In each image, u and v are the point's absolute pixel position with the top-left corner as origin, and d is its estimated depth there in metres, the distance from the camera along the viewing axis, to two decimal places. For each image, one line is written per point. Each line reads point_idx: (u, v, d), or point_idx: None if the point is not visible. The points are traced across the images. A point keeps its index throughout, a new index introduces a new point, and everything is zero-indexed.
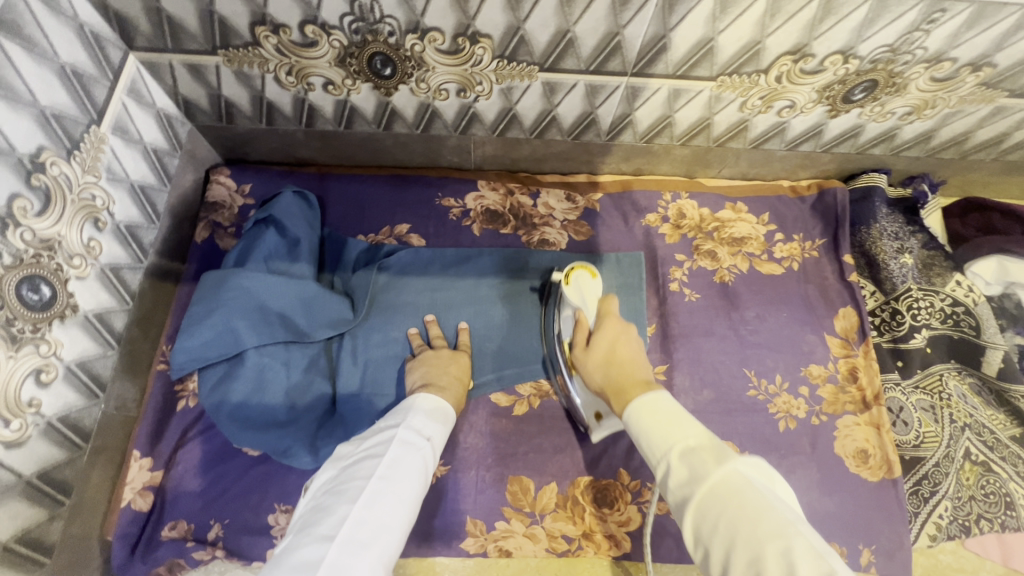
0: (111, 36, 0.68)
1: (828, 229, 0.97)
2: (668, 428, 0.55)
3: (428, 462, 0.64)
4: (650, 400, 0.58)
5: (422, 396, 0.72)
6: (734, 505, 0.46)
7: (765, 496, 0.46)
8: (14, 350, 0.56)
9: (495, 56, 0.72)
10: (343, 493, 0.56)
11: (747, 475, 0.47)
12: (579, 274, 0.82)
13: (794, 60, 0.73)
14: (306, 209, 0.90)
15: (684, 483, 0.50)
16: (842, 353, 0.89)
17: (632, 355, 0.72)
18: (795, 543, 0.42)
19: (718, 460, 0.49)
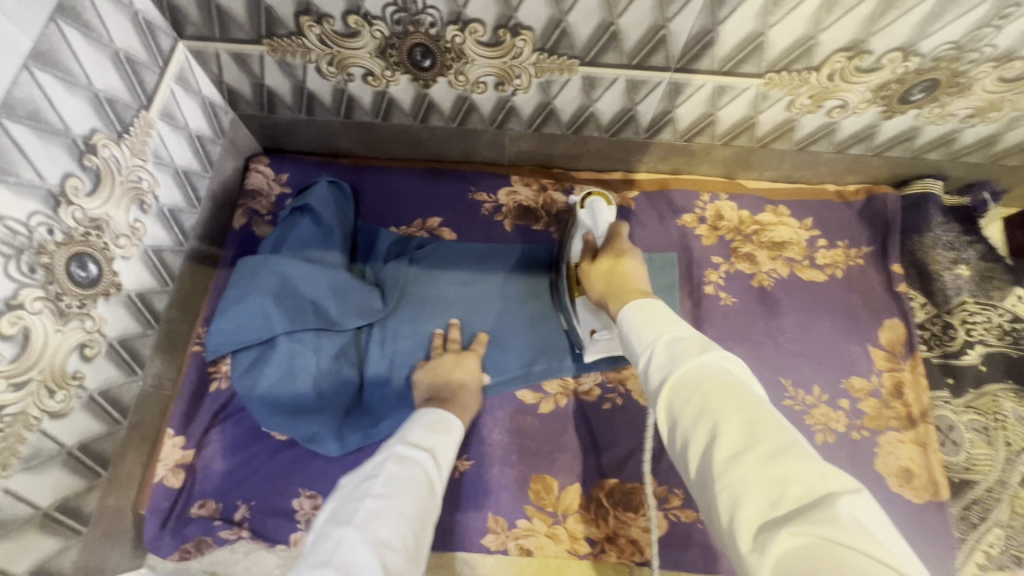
0: (162, 23, 0.70)
1: (877, 236, 0.92)
2: (658, 322, 0.52)
3: (433, 475, 0.59)
4: (648, 305, 0.55)
5: (421, 412, 0.68)
6: (710, 384, 0.42)
7: (743, 385, 0.42)
8: (61, 324, 0.58)
9: (536, 49, 0.71)
10: (341, 514, 0.51)
11: (729, 368, 0.44)
12: (594, 199, 0.79)
13: (849, 57, 0.69)
14: (341, 199, 0.92)
15: (661, 369, 0.46)
16: (887, 366, 0.85)
17: (635, 270, 0.69)
18: (766, 425, 0.38)
19: (701, 349, 0.46)
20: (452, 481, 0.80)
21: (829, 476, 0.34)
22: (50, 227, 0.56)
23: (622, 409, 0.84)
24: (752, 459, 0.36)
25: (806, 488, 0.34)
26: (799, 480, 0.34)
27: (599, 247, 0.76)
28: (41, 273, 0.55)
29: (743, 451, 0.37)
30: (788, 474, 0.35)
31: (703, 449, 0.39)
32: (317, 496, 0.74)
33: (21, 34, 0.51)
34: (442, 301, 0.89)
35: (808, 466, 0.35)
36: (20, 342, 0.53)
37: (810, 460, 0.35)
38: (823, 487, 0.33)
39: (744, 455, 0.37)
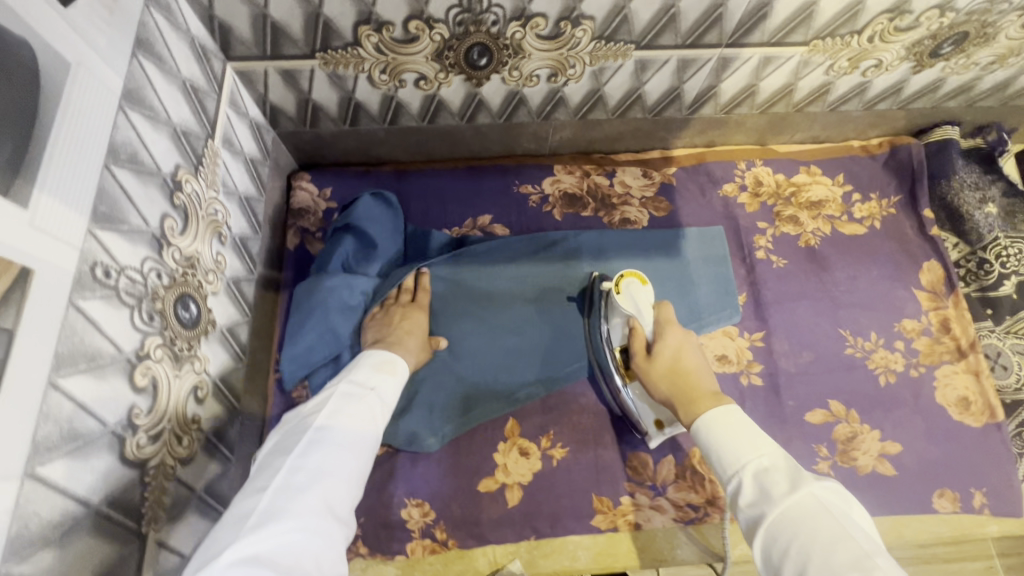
0: (213, 47, 0.67)
1: (905, 184, 0.98)
2: (742, 439, 0.57)
3: (378, 414, 0.61)
4: (722, 411, 0.60)
5: (370, 351, 0.68)
6: (809, 523, 0.48)
7: (840, 520, 0.47)
8: (179, 368, 0.57)
9: (594, 38, 0.72)
10: (286, 444, 0.54)
11: (823, 502, 0.49)
12: (629, 280, 0.80)
13: (890, 19, 0.73)
14: (387, 210, 0.88)
15: (754, 503, 0.53)
16: (931, 305, 0.91)
17: (697, 363, 0.72)
18: (874, 573, 0.43)
19: (792, 484, 0.51)
20: (552, 469, 0.82)
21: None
22: (159, 272, 0.54)
23: None
24: None
25: None
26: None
27: (652, 338, 0.76)
28: (158, 319, 0.53)
29: None
30: None
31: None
32: (424, 504, 0.79)
33: (114, 76, 0.49)
34: (506, 297, 0.89)
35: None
36: (151, 393, 0.52)
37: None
38: None
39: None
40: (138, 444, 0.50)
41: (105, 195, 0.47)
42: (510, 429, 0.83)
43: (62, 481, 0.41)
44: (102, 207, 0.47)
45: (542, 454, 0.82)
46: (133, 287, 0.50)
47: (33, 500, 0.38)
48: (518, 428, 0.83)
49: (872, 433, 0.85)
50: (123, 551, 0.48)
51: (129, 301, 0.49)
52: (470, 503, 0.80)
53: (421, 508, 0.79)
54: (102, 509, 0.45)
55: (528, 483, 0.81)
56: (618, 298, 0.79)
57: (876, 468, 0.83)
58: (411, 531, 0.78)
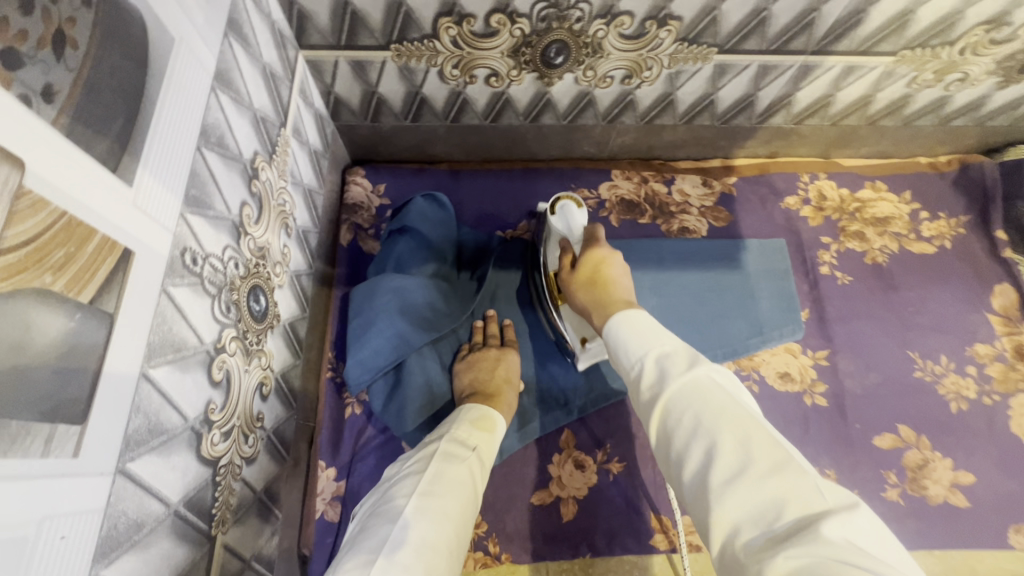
0: (290, 33, 0.66)
1: (976, 204, 0.95)
2: (650, 334, 0.52)
3: (479, 477, 0.57)
4: (632, 314, 0.55)
5: (466, 406, 0.65)
6: (699, 399, 0.44)
7: (734, 398, 0.43)
8: (248, 363, 0.54)
9: (678, 39, 0.70)
10: (388, 512, 0.49)
11: (718, 379, 0.45)
12: (565, 203, 0.76)
13: (987, 30, 0.70)
14: (438, 211, 0.85)
15: (654, 384, 0.48)
16: (1005, 330, 0.88)
17: (619, 277, 0.65)
18: (752, 429, 0.40)
19: (690, 363, 0.47)
20: (608, 483, 0.78)
21: (826, 491, 0.36)
22: (236, 260, 0.52)
23: (758, 396, 0.84)
24: (745, 476, 0.38)
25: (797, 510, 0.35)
26: (793, 498, 0.36)
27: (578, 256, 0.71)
28: (233, 311, 0.51)
29: (737, 467, 0.39)
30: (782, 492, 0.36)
31: (698, 470, 0.41)
32: (476, 515, 0.76)
33: (209, 55, 0.47)
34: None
35: (802, 481, 0.37)
36: (225, 388, 0.49)
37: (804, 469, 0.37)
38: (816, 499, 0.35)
39: (742, 474, 0.38)
40: (212, 442, 0.47)
41: (196, 178, 0.45)
42: (565, 441, 0.80)
43: (146, 478, 0.38)
44: (193, 190, 0.45)
45: (599, 469, 0.79)
46: (215, 276, 0.48)
47: (122, 498, 0.36)
48: (574, 440, 0.80)
49: (944, 462, 0.81)
50: (195, 555, 0.45)
51: (211, 289, 0.47)
52: (523, 516, 0.77)
53: (472, 520, 0.76)
54: (180, 509, 0.42)
55: (582, 497, 0.78)
56: (551, 219, 0.76)
57: (948, 499, 0.79)
58: None
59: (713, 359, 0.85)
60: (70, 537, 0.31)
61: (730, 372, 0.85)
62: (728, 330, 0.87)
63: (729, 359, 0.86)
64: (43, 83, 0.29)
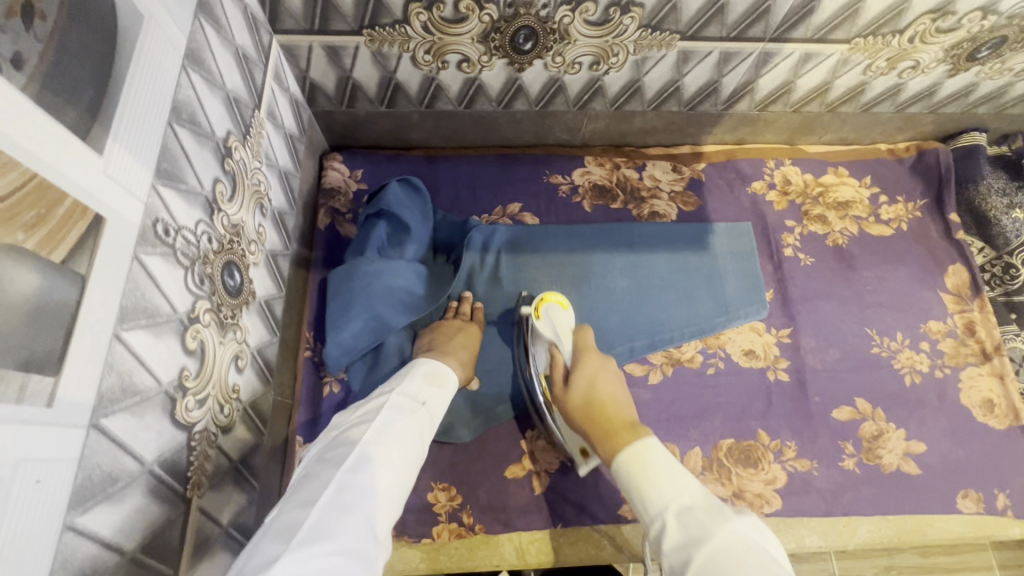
0: (263, 17, 0.67)
1: (932, 189, 0.99)
2: (666, 481, 0.57)
3: (426, 427, 0.61)
4: (642, 446, 0.61)
5: (420, 359, 0.68)
6: (734, 566, 0.48)
7: (765, 555, 0.49)
8: (222, 335, 0.56)
9: (641, 26, 0.72)
10: (333, 458, 0.52)
11: (743, 532, 0.51)
12: (549, 306, 0.81)
13: (934, 19, 0.74)
14: (414, 195, 0.87)
15: (680, 546, 0.53)
16: (957, 308, 0.92)
17: (614, 393, 0.73)
18: (761, 553, 0.49)
19: (714, 519, 0.52)
20: None
21: None
22: (209, 235, 0.53)
23: (724, 372, 0.88)
24: None
25: None
26: None
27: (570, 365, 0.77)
28: (207, 284, 0.53)
29: None
30: None
31: None
32: (451, 488, 0.79)
33: (179, 34, 0.48)
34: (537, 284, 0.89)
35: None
36: (199, 357, 0.51)
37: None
38: None
39: None
40: (186, 408, 0.49)
41: (167, 152, 0.46)
42: (538, 416, 0.83)
43: (120, 435, 0.40)
44: (164, 163, 0.46)
45: None
46: (188, 248, 0.50)
47: (95, 452, 0.37)
48: (546, 415, 0.83)
49: (898, 432, 0.85)
50: (171, 514, 0.47)
51: (184, 261, 0.49)
52: (497, 489, 0.79)
53: (448, 493, 0.78)
54: (154, 468, 0.44)
55: (554, 470, 0.81)
56: (538, 323, 0.79)
57: (901, 467, 0.83)
58: (437, 514, 0.77)
59: (681, 337, 0.89)
60: (45, 483, 0.33)
61: (697, 350, 0.89)
62: (696, 310, 0.90)
63: (696, 338, 0.89)
64: (12, 50, 0.31)
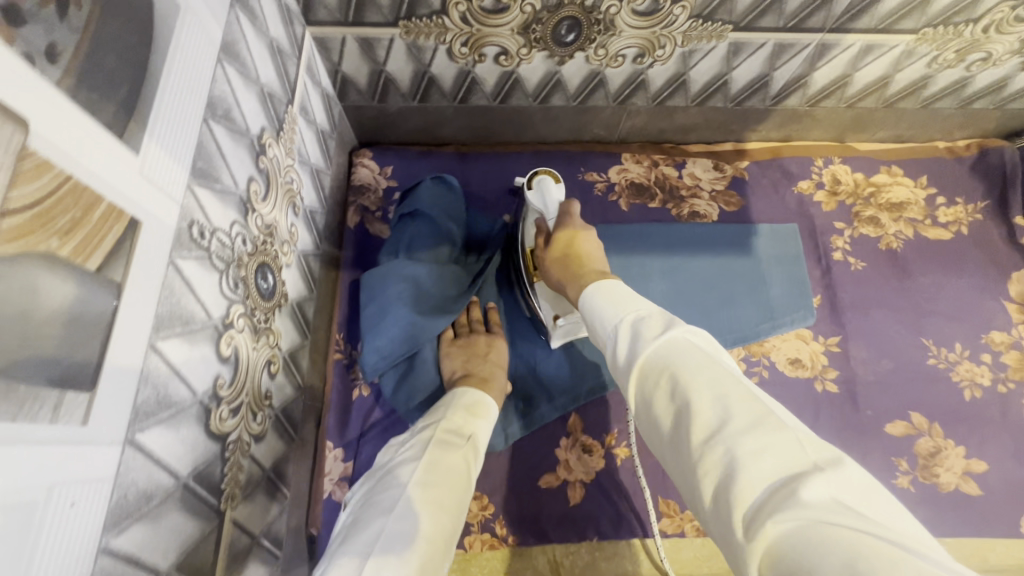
0: (296, 8, 0.65)
1: (995, 190, 0.93)
2: (626, 302, 0.50)
3: (474, 462, 0.57)
4: (608, 283, 0.54)
5: (459, 389, 0.66)
6: (674, 361, 0.41)
7: (711, 358, 0.40)
8: (256, 341, 0.54)
9: (692, 16, 0.68)
10: (382, 503, 0.50)
11: (696, 341, 0.42)
12: (542, 178, 0.77)
13: (1013, 6, 0.68)
14: (445, 195, 0.84)
15: (628, 350, 0.45)
16: (1022, 318, 0.86)
17: (591, 250, 0.66)
18: (738, 393, 0.37)
19: (664, 325, 0.44)
20: (615, 468, 0.78)
21: (809, 444, 0.33)
22: (243, 237, 0.51)
23: (768, 382, 0.83)
24: (723, 435, 0.35)
25: (781, 463, 0.32)
26: (778, 456, 0.33)
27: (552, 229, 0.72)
28: (241, 288, 0.50)
29: (716, 424, 0.36)
30: (764, 445, 0.33)
31: (678, 434, 0.38)
32: (483, 498, 0.76)
33: (215, 25, 0.46)
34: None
35: (788, 441, 0.33)
36: (233, 364, 0.49)
37: (791, 432, 0.34)
38: (801, 457, 0.32)
39: (719, 430, 0.35)
40: (220, 417, 0.47)
41: (203, 151, 0.44)
42: (573, 425, 0.80)
43: (156, 450, 0.38)
44: (200, 162, 0.44)
45: (606, 453, 0.79)
46: (223, 251, 0.47)
47: (131, 469, 0.35)
48: (581, 424, 0.80)
49: (957, 450, 0.80)
50: (205, 529, 0.45)
51: (219, 264, 0.47)
52: (531, 499, 0.76)
53: (480, 502, 0.76)
54: (189, 482, 0.42)
55: (590, 481, 0.78)
56: (528, 194, 0.77)
57: (959, 487, 0.78)
58: (469, 524, 0.75)
59: (723, 344, 0.85)
60: (80, 506, 0.31)
61: (739, 358, 0.85)
62: (739, 315, 0.86)
63: (739, 345, 0.85)
64: (46, 42, 0.28)
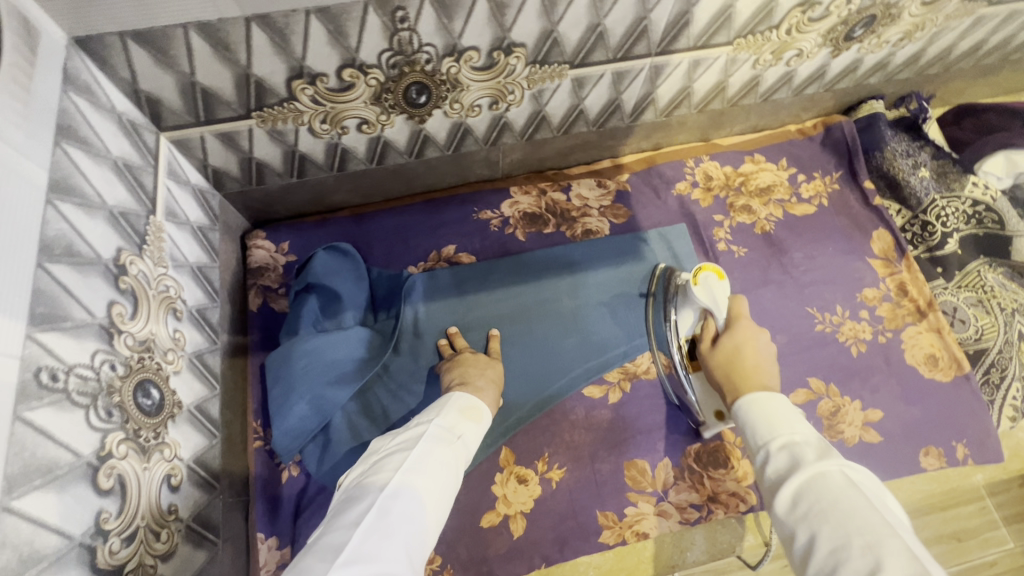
0: (143, 120, 0.65)
1: (844, 161, 1.03)
2: (780, 421, 0.56)
3: (462, 461, 0.60)
4: (765, 395, 0.60)
5: (456, 394, 0.67)
6: (829, 498, 0.46)
7: (869, 500, 0.45)
8: (147, 460, 0.54)
9: (528, 63, 0.73)
10: (375, 481, 0.52)
11: (853, 476, 0.48)
12: (705, 275, 0.77)
13: (803, 11, 0.77)
14: (343, 261, 0.86)
15: (784, 471, 0.51)
16: (887, 272, 0.95)
17: (764, 356, 0.68)
18: (890, 542, 0.41)
19: (821, 456, 0.51)
20: (553, 491, 0.81)
21: None
22: (112, 362, 0.51)
23: None
24: None
25: None
26: None
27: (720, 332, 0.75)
28: (117, 414, 0.50)
29: (866, 570, 0.40)
30: None
31: (827, 568, 0.43)
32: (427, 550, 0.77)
33: (38, 169, 0.47)
34: (469, 324, 0.88)
35: None
36: (120, 493, 0.49)
37: None
38: None
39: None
40: (111, 551, 0.47)
41: (42, 295, 0.45)
42: (505, 458, 0.82)
43: None
44: (41, 307, 0.44)
45: (541, 479, 0.81)
46: (85, 385, 0.47)
47: None
48: (513, 456, 0.82)
49: (854, 405, 0.87)
50: None
51: (82, 400, 0.47)
52: (476, 542, 0.78)
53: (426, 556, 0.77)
54: None
55: (530, 510, 0.80)
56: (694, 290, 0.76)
57: (862, 437, 0.85)
58: None
59: (634, 351, 0.89)
60: None
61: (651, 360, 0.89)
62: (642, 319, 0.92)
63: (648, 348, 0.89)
64: None
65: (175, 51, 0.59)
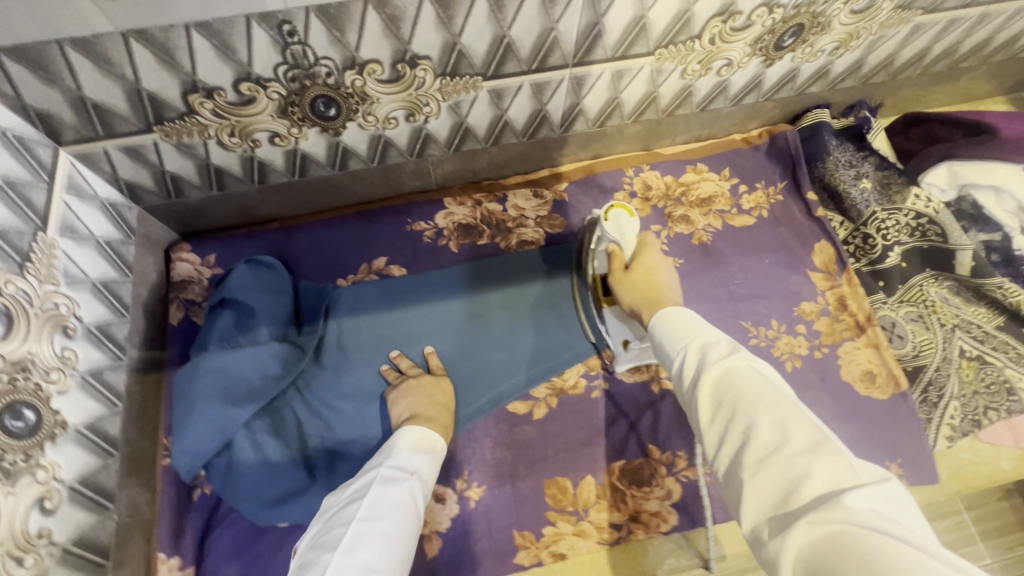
0: (37, 135, 0.65)
1: (788, 171, 1.00)
2: (691, 328, 0.53)
3: (421, 497, 0.59)
4: (676, 309, 0.56)
5: (407, 428, 0.66)
6: (739, 388, 0.44)
7: (776, 385, 0.44)
8: (11, 485, 0.55)
9: (438, 75, 0.72)
10: (328, 541, 0.51)
11: (762, 367, 0.46)
12: (617, 210, 0.75)
13: (723, 21, 0.75)
14: (263, 275, 0.85)
15: (696, 372, 0.48)
16: (826, 285, 0.93)
17: (668, 280, 0.68)
18: (798, 419, 0.40)
19: (732, 350, 0.48)
20: (469, 510, 0.79)
21: (860, 469, 0.36)
22: None
23: (608, 392, 0.87)
24: (778, 455, 0.39)
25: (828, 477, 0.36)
26: (832, 477, 0.36)
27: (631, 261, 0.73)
28: None
29: (774, 445, 0.39)
30: (810, 464, 0.37)
31: (737, 449, 0.42)
32: None
33: None
34: (394, 338, 0.85)
35: (838, 461, 0.37)
36: None
37: (841, 451, 0.38)
38: (847, 473, 0.36)
39: (775, 451, 0.39)
40: None
41: None
42: None
43: None
44: None
45: (459, 497, 0.80)
46: None
47: None
48: None
49: None
50: None
51: None
52: None
53: None
54: None
55: (445, 530, 0.78)
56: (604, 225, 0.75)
57: None
58: None
59: (561, 365, 0.86)
60: None
61: (579, 375, 0.87)
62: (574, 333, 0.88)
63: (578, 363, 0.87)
64: None
65: (55, 66, 0.58)
